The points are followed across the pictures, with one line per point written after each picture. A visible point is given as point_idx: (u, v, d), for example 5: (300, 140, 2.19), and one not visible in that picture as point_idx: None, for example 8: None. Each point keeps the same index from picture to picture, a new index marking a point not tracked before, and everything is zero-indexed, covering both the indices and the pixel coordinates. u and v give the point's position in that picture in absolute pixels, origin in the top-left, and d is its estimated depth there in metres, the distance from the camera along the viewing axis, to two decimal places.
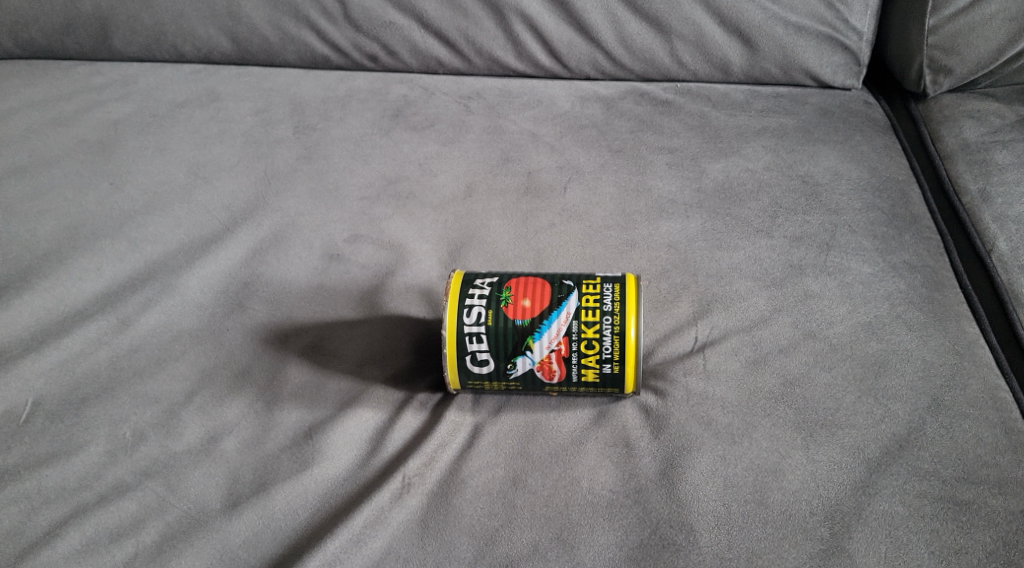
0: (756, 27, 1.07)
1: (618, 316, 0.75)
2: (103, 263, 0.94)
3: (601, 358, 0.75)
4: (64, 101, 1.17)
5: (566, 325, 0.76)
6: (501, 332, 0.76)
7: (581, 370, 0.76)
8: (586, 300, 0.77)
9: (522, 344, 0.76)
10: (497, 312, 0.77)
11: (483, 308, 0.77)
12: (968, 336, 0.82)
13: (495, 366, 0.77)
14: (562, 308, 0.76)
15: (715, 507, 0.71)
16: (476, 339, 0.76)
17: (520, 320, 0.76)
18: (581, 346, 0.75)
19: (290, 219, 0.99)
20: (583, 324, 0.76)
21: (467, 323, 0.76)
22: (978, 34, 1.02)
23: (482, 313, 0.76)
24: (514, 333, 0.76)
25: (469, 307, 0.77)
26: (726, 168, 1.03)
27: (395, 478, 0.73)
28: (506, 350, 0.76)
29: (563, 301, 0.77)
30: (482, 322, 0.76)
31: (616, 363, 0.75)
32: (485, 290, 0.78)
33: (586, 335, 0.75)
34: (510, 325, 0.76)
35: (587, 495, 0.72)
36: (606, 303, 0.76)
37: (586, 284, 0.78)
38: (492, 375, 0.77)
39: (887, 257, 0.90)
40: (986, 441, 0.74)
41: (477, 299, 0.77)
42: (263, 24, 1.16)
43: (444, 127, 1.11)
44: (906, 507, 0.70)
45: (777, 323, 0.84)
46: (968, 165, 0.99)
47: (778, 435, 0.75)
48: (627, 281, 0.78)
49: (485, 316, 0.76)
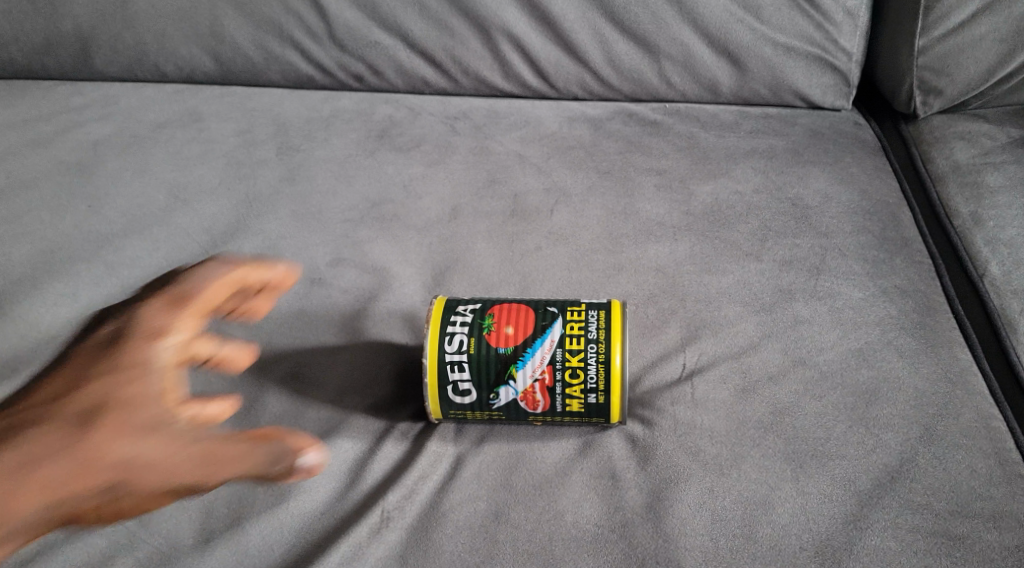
0: (745, 48, 1.06)
1: (602, 345, 0.73)
2: (78, 288, 0.92)
3: (586, 388, 0.74)
4: (44, 122, 1.15)
5: (549, 353, 0.74)
6: (483, 360, 0.74)
7: (566, 401, 0.74)
8: (570, 328, 0.75)
9: (505, 373, 0.74)
10: (479, 340, 0.75)
11: (465, 336, 0.75)
12: (960, 363, 0.81)
13: (477, 395, 0.75)
14: (546, 336, 0.75)
15: (703, 543, 0.69)
16: (458, 368, 0.74)
17: (502, 348, 0.74)
18: (566, 375, 0.74)
19: (271, 243, 0.97)
20: (567, 352, 0.74)
21: (449, 351, 0.74)
22: (968, 55, 1.01)
23: (464, 341, 0.74)
24: (497, 362, 0.74)
25: (451, 334, 0.75)
26: (714, 190, 1.01)
27: (373, 512, 0.71)
28: (488, 379, 0.74)
29: (546, 328, 0.75)
30: (463, 349, 0.74)
31: (602, 393, 0.74)
32: (467, 317, 0.76)
33: (570, 364, 0.74)
34: (493, 353, 0.74)
35: (571, 529, 0.70)
36: (591, 330, 0.74)
37: (570, 311, 0.76)
38: (473, 405, 0.75)
39: (877, 281, 0.89)
40: (980, 472, 0.72)
41: (458, 326, 0.75)
42: (247, 43, 1.15)
43: (430, 148, 1.09)
44: (899, 542, 0.68)
45: (767, 349, 0.83)
46: (959, 187, 0.98)
47: (767, 466, 0.74)
48: (612, 308, 0.76)
49: (467, 343, 0.74)
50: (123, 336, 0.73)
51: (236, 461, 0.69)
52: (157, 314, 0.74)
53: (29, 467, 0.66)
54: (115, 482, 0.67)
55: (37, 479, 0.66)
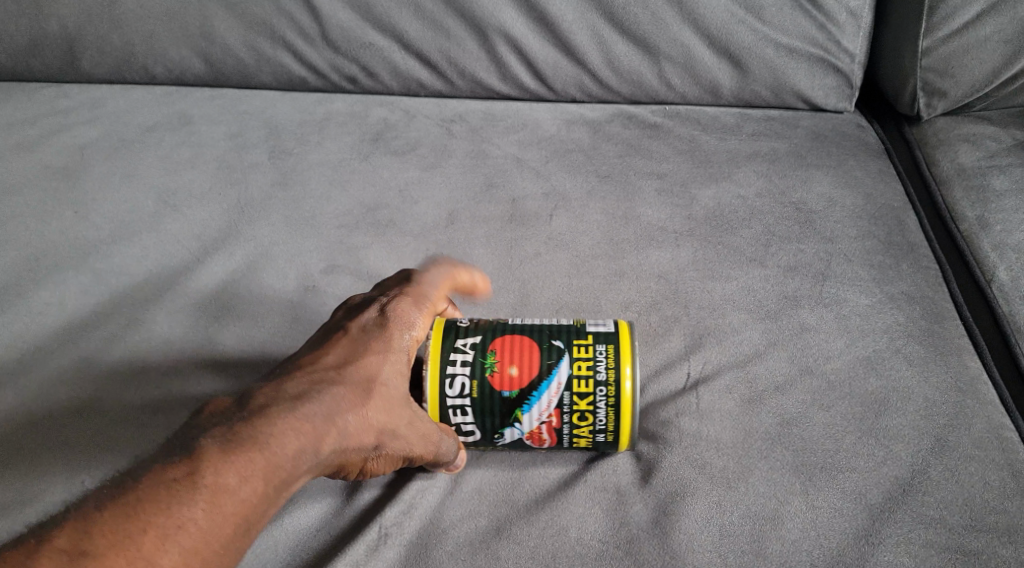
0: (746, 49, 1.04)
1: (613, 387, 0.70)
2: (65, 296, 0.89)
3: (594, 429, 0.71)
4: (29, 125, 1.12)
5: (557, 398, 0.70)
6: (487, 405, 0.70)
7: (573, 439, 0.72)
8: (578, 368, 0.70)
9: (510, 417, 0.71)
10: (482, 382, 0.70)
11: (467, 378, 0.71)
12: (970, 372, 0.79)
13: (481, 434, 0.72)
14: (552, 378, 0.70)
15: (711, 559, 0.67)
16: (460, 412, 0.71)
17: (507, 392, 0.70)
18: (574, 418, 0.71)
19: (264, 249, 0.94)
20: (575, 396, 0.70)
21: (450, 396, 0.70)
22: (973, 56, 1.00)
23: (466, 384, 0.70)
24: (501, 406, 0.70)
25: (451, 377, 0.71)
26: (717, 194, 0.99)
27: (372, 528, 0.69)
28: (493, 422, 0.71)
29: (553, 369, 0.70)
30: (464, 393, 0.70)
31: (611, 433, 0.71)
32: (468, 356, 0.71)
33: (578, 408, 0.70)
34: (497, 398, 0.70)
35: (576, 546, 0.68)
36: (600, 371, 0.70)
37: (577, 348, 0.71)
38: (477, 441, 0.73)
39: (884, 288, 0.87)
40: (993, 485, 0.71)
41: (459, 368, 0.71)
42: (238, 44, 1.12)
43: (426, 152, 1.07)
44: (912, 558, 0.67)
45: (773, 357, 0.81)
46: (965, 191, 0.96)
47: (776, 480, 0.72)
48: (621, 343, 0.71)
49: (469, 387, 0.70)
50: (383, 323, 0.70)
51: (445, 444, 0.69)
52: (411, 307, 0.71)
53: (324, 418, 0.61)
54: (382, 443, 0.66)
55: (310, 424, 0.61)
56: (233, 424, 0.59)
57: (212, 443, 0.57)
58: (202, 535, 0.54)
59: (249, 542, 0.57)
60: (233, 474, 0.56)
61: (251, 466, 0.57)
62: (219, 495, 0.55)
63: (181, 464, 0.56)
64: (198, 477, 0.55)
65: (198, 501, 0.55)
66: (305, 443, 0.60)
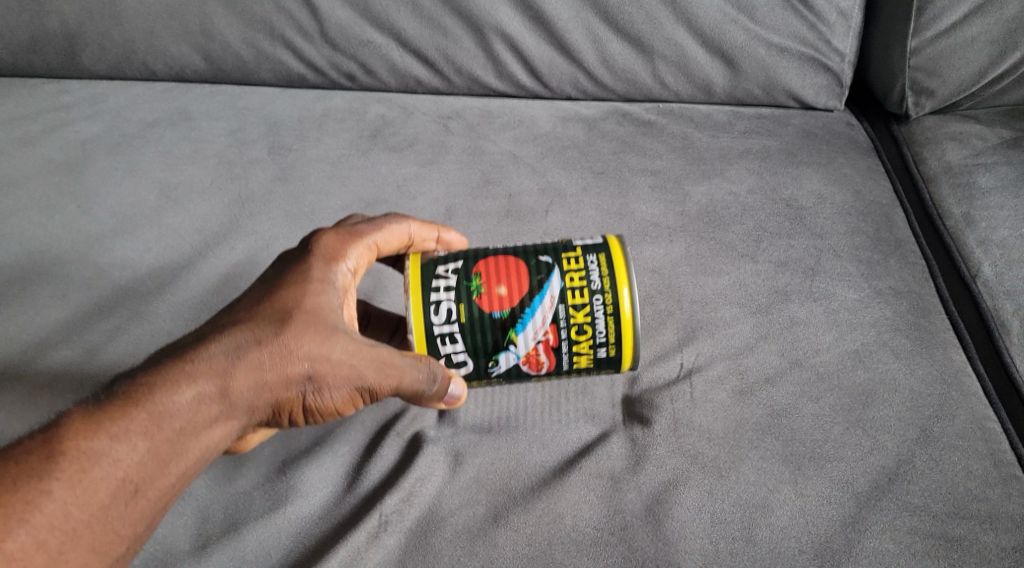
0: (739, 48, 1.06)
1: (609, 294, 0.73)
2: (69, 290, 0.90)
3: (595, 343, 0.73)
4: (30, 121, 1.13)
5: (552, 312, 0.73)
6: (478, 327, 0.73)
7: (573, 357, 0.74)
8: (570, 280, 0.73)
9: (504, 338, 0.73)
10: (470, 304, 0.73)
11: (453, 302, 0.73)
12: (955, 364, 0.82)
13: (474, 365, 0.74)
14: (545, 293, 0.73)
15: (703, 546, 0.69)
16: (449, 339, 0.73)
17: (497, 311, 0.73)
18: (572, 333, 0.73)
19: (264, 243, 0.96)
20: (571, 308, 0.73)
21: (438, 322, 0.73)
22: (961, 56, 1.02)
23: (452, 308, 0.73)
24: (493, 327, 0.73)
25: (437, 303, 0.73)
26: (709, 191, 1.01)
27: (372, 516, 0.71)
28: (485, 347, 0.73)
29: (544, 284, 0.73)
30: (452, 318, 0.73)
31: (612, 345, 0.73)
32: (451, 281, 0.74)
33: (575, 320, 0.73)
34: (488, 318, 0.73)
35: (571, 532, 0.70)
36: (594, 280, 0.73)
37: (567, 260, 0.74)
38: (471, 374, 0.75)
39: (872, 283, 0.89)
40: (975, 474, 0.73)
41: (443, 293, 0.73)
42: (237, 41, 1.13)
43: (423, 148, 1.08)
44: (896, 544, 0.69)
45: (763, 350, 0.83)
46: (952, 188, 0.98)
47: (766, 469, 0.74)
48: (611, 251, 0.74)
49: (456, 311, 0.73)
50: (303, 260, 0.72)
51: (411, 371, 0.68)
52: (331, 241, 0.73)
53: (225, 360, 0.63)
54: (314, 374, 0.66)
55: (207, 368, 0.62)
56: (110, 389, 0.61)
57: (81, 409, 0.59)
58: (69, 499, 0.57)
59: (135, 498, 0.59)
60: (104, 435, 0.59)
61: (132, 422, 0.59)
62: (82, 459, 0.58)
63: (44, 438, 0.58)
64: (56, 446, 0.57)
65: (58, 468, 0.57)
66: (201, 388, 0.62)
